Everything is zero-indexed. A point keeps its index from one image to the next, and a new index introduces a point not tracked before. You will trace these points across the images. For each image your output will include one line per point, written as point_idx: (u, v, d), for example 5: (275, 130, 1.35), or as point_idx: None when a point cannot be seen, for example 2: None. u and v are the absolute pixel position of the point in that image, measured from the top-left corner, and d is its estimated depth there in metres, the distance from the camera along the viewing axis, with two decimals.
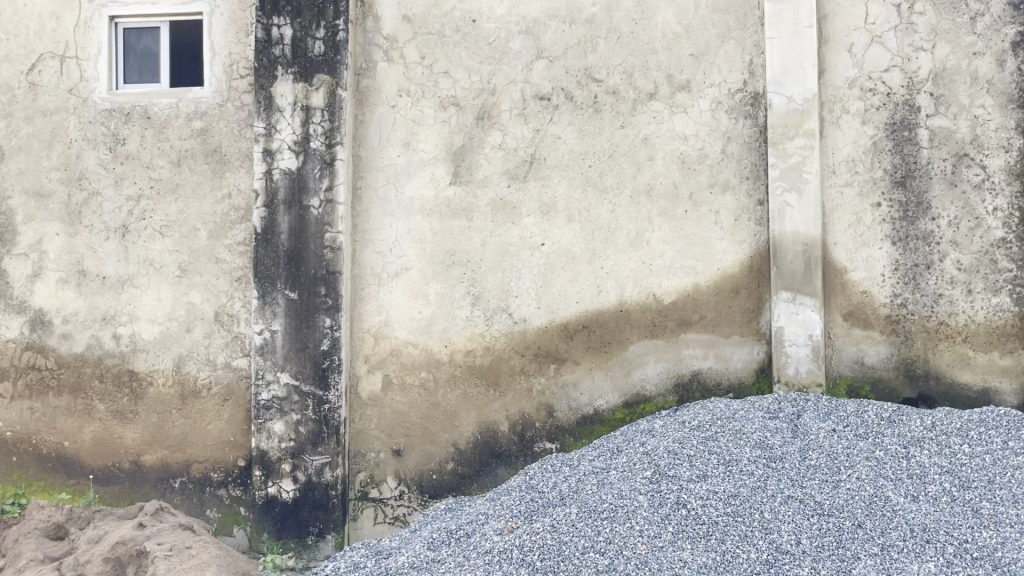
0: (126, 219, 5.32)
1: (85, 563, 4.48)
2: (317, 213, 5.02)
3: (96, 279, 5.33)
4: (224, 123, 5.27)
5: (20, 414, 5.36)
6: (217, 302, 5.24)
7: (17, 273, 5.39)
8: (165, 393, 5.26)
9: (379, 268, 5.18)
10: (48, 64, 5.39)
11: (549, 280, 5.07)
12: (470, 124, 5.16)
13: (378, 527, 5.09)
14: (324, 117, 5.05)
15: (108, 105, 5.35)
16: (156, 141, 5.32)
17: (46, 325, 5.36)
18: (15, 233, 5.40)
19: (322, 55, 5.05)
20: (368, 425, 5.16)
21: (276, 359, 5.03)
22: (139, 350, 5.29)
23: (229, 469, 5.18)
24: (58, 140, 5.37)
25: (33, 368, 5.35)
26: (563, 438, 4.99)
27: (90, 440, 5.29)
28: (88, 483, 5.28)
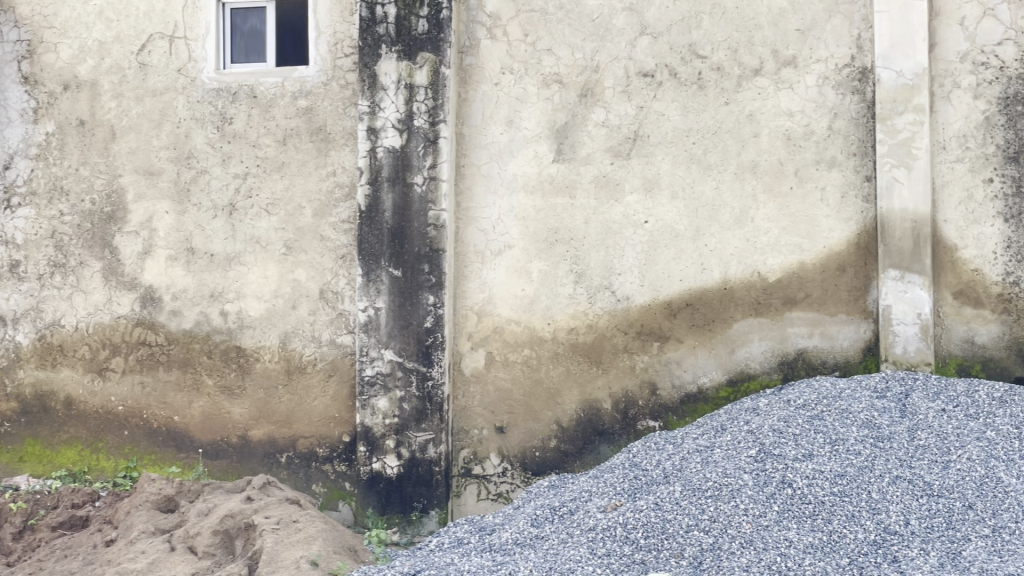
0: (233, 197, 5.39)
1: (195, 536, 4.65)
2: (421, 190, 5.04)
3: (204, 256, 5.41)
4: (329, 101, 5.31)
5: (131, 389, 5.46)
6: (322, 280, 5.29)
7: (129, 250, 5.49)
8: (272, 369, 5.33)
9: (482, 246, 5.21)
10: (157, 44, 5.47)
11: (653, 257, 5.05)
12: (573, 101, 5.15)
13: (481, 503, 5.14)
14: (427, 95, 5.07)
15: (215, 85, 5.42)
16: (262, 121, 5.37)
17: (157, 302, 5.45)
18: (126, 212, 5.50)
19: (425, 33, 5.07)
20: (471, 402, 5.20)
21: (380, 336, 5.08)
22: (246, 326, 5.36)
23: (335, 444, 5.23)
24: (167, 119, 5.46)
25: (143, 344, 5.45)
26: (666, 416, 4.98)
27: (199, 414, 5.38)
28: (198, 457, 5.38)
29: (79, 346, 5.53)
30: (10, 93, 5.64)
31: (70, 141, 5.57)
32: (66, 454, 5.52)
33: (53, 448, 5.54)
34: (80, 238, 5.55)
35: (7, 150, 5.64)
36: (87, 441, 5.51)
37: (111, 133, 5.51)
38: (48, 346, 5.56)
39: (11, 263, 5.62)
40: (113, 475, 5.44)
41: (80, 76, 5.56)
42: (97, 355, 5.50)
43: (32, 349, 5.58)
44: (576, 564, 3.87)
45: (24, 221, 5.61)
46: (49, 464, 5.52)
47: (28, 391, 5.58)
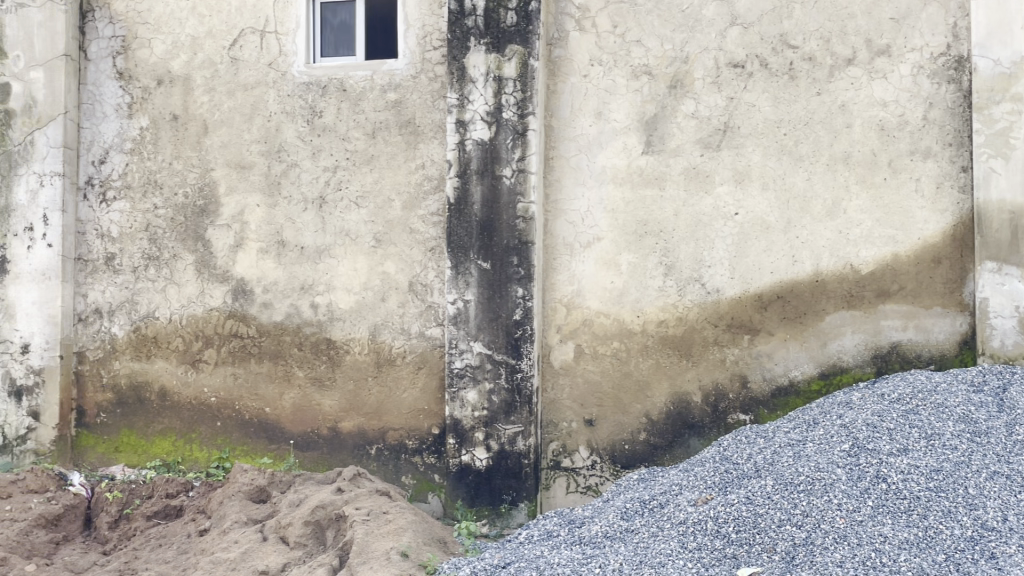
0: (322, 190, 5.42)
1: (287, 526, 4.70)
2: (510, 182, 5.05)
3: (295, 249, 5.45)
4: (418, 94, 5.33)
5: (224, 380, 5.53)
6: (411, 272, 5.31)
7: (221, 243, 5.55)
8: (362, 361, 5.36)
9: (571, 239, 5.20)
10: (249, 39, 5.52)
11: (743, 250, 5.00)
12: (663, 92, 5.11)
13: (570, 496, 5.15)
14: (516, 87, 5.06)
15: (305, 78, 5.45)
16: (351, 114, 5.40)
17: (248, 295, 5.50)
18: (218, 205, 5.55)
19: (514, 26, 5.06)
20: (560, 395, 5.20)
21: (470, 328, 5.09)
22: (337, 318, 5.39)
23: (424, 436, 5.25)
24: (258, 113, 5.50)
25: (235, 336, 5.51)
26: (756, 409, 4.94)
27: (290, 406, 5.43)
28: (289, 448, 5.42)
29: (172, 339, 5.59)
30: (105, 88, 5.72)
31: (163, 135, 5.63)
32: (160, 445, 5.60)
33: (147, 438, 5.62)
34: (173, 231, 5.61)
35: (103, 145, 5.72)
36: (180, 431, 5.58)
37: (204, 127, 5.57)
38: (142, 337, 5.64)
39: (106, 256, 5.70)
40: (206, 466, 5.52)
41: (173, 71, 5.62)
42: (190, 347, 5.57)
43: (127, 340, 5.66)
44: (667, 557, 3.89)
45: (119, 215, 5.69)
46: (144, 455, 5.61)
47: (123, 382, 5.66)
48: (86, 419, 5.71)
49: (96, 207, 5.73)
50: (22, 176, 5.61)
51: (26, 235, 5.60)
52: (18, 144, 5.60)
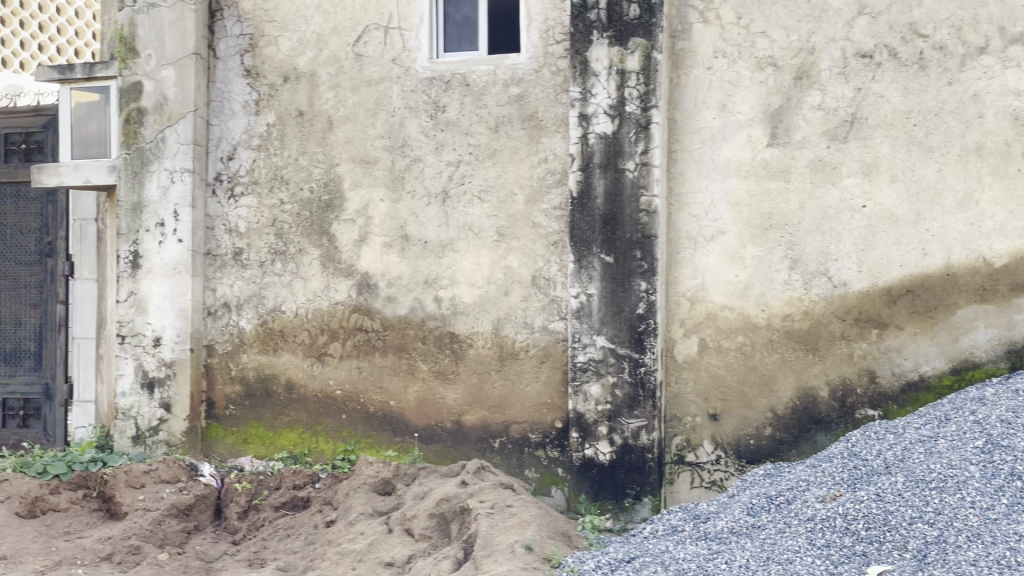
0: (446, 184, 5.45)
1: (412, 518, 4.77)
2: (633, 175, 5.03)
3: (419, 243, 5.48)
4: (541, 88, 5.30)
5: (349, 373, 5.59)
6: (534, 266, 5.29)
7: (345, 238, 5.60)
8: (485, 354, 5.38)
9: (695, 232, 5.16)
10: (373, 35, 5.56)
11: (871, 243, 4.90)
12: (789, 84, 5.03)
13: (694, 491, 5.14)
14: (639, 80, 5.03)
15: (429, 74, 5.48)
16: (474, 108, 5.41)
17: (373, 289, 5.55)
18: (343, 200, 5.61)
19: (637, 18, 5.04)
20: (684, 388, 5.17)
21: (593, 322, 5.10)
22: (460, 312, 5.42)
23: (547, 430, 5.26)
24: (382, 109, 5.55)
25: (360, 330, 5.57)
26: (885, 405, 4.87)
27: (414, 400, 5.48)
28: (413, 441, 5.47)
29: (299, 332, 5.67)
30: (233, 86, 5.81)
31: (289, 132, 5.71)
32: (287, 436, 5.68)
33: (275, 430, 5.71)
34: (299, 225, 5.69)
35: (231, 142, 5.81)
36: (307, 424, 5.66)
37: (329, 123, 5.63)
38: (269, 331, 5.72)
39: (235, 251, 5.79)
40: (332, 457, 5.59)
41: (299, 68, 5.69)
42: (316, 341, 5.64)
43: (254, 334, 5.75)
44: (795, 554, 3.85)
45: (247, 210, 5.78)
46: (272, 446, 5.70)
47: (251, 374, 5.75)
48: (215, 412, 5.81)
49: (225, 203, 5.82)
50: (153, 173, 5.72)
51: (157, 230, 5.71)
52: (151, 141, 5.72)
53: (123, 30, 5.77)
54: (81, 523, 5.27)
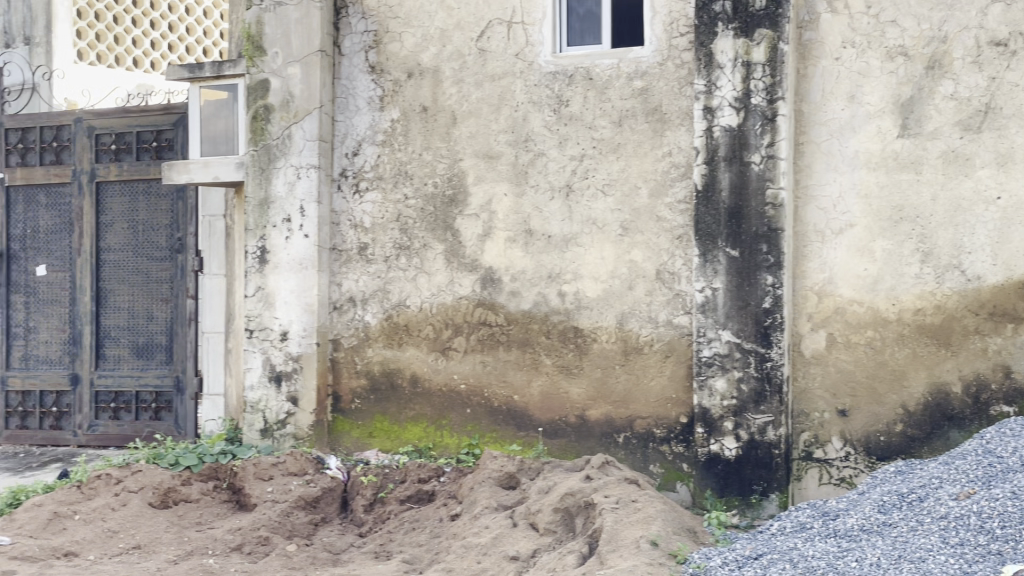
0: (569, 178, 5.42)
1: (537, 513, 4.78)
2: (759, 168, 4.97)
3: (542, 238, 5.47)
4: (665, 81, 5.27)
5: (473, 367, 5.61)
6: (659, 260, 5.26)
7: (469, 233, 5.62)
8: (610, 349, 5.36)
9: (823, 225, 5.08)
10: (496, 30, 5.57)
11: (1007, 235, 4.78)
12: (920, 74, 4.93)
13: (823, 488, 5.07)
14: (765, 72, 4.97)
15: (552, 68, 5.47)
16: (598, 102, 5.39)
17: (497, 283, 5.56)
18: (467, 194, 5.63)
19: (763, 9, 4.97)
20: (811, 383, 5.10)
21: (718, 317, 5.05)
22: (584, 306, 5.40)
23: (672, 425, 5.23)
24: (506, 103, 5.55)
25: (484, 324, 5.58)
26: (1021, 401, 4.76)
27: (538, 394, 5.48)
28: (537, 436, 5.48)
29: (423, 326, 5.70)
30: (358, 82, 5.85)
31: (414, 127, 5.74)
32: (412, 430, 5.73)
33: (400, 424, 5.76)
34: (424, 221, 5.71)
35: (356, 138, 5.86)
36: (431, 418, 5.69)
37: (452, 118, 5.65)
38: (395, 325, 5.76)
39: (360, 246, 5.84)
40: (456, 452, 5.62)
41: (423, 63, 5.72)
42: (440, 335, 5.67)
43: (380, 328, 5.79)
44: (928, 552, 3.79)
45: (371, 206, 5.82)
46: (397, 440, 5.75)
47: (377, 368, 5.80)
48: (341, 405, 5.87)
49: (350, 198, 5.87)
50: (280, 169, 5.79)
51: (284, 226, 5.78)
52: (277, 138, 5.78)
53: (250, 29, 5.86)
54: (212, 514, 5.37)
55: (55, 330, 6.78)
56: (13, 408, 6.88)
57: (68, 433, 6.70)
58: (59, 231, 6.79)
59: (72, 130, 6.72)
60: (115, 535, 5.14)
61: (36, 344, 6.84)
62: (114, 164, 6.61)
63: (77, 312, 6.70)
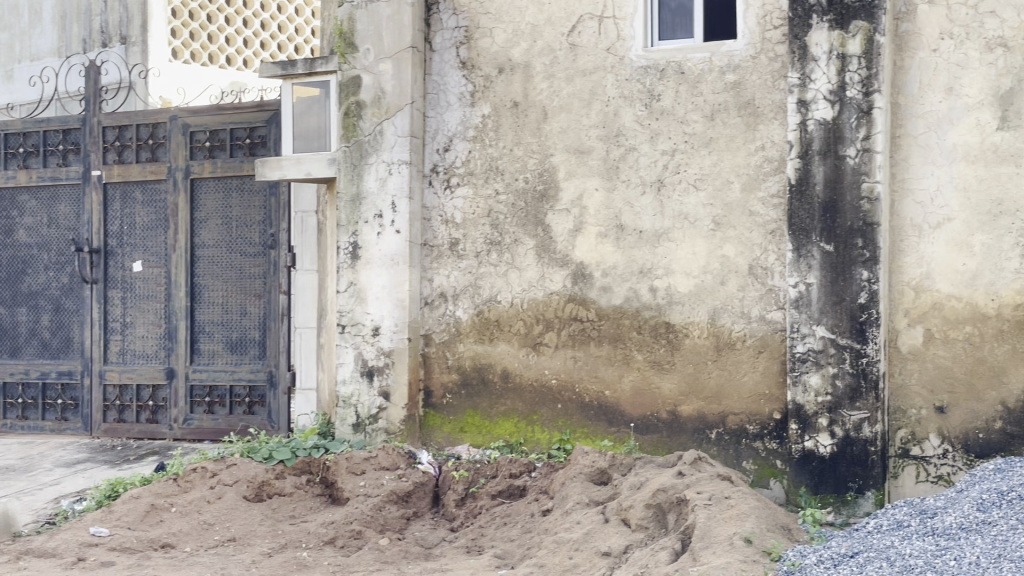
0: (661, 173, 5.40)
1: (628, 508, 4.77)
2: (854, 162, 4.91)
3: (634, 233, 5.45)
4: (758, 75, 5.22)
5: (565, 363, 5.60)
6: (752, 255, 5.21)
7: (560, 228, 5.61)
8: (702, 344, 5.32)
9: (920, 220, 5.01)
10: (587, 25, 5.55)
11: None
12: (1019, 65, 4.84)
13: (920, 486, 5.00)
14: (861, 64, 4.91)
15: (644, 62, 5.44)
16: (690, 96, 5.35)
17: (588, 278, 5.55)
18: (558, 190, 5.62)
19: (859, 1, 4.91)
20: (908, 379, 5.04)
21: (812, 312, 5.00)
22: (676, 302, 5.37)
23: (765, 421, 5.18)
24: (597, 98, 5.53)
25: (576, 319, 5.57)
26: None
27: (629, 389, 5.46)
28: (629, 431, 5.46)
29: (514, 322, 5.70)
30: (449, 78, 5.87)
31: (505, 123, 5.74)
32: (504, 426, 5.73)
33: (491, 419, 5.76)
34: (515, 216, 5.72)
35: (447, 133, 5.87)
36: (523, 413, 5.69)
37: (543, 114, 5.65)
38: (486, 321, 5.76)
39: (451, 242, 5.85)
40: (547, 447, 5.61)
41: (514, 59, 5.72)
42: (531, 331, 5.67)
43: (470, 324, 5.80)
44: None
45: (462, 201, 5.83)
46: (488, 435, 5.76)
47: (468, 364, 5.81)
48: (433, 400, 5.90)
49: (441, 193, 5.89)
50: (372, 165, 5.82)
51: (376, 221, 5.81)
52: (370, 133, 5.82)
53: (343, 25, 5.91)
54: (305, 507, 5.42)
55: (150, 325, 6.87)
56: (110, 402, 6.97)
57: (164, 427, 6.79)
58: (155, 227, 6.88)
59: (167, 128, 6.81)
60: (210, 528, 5.23)
61: (132, 338, 6.93)
62: (209, 161, 6.70)
63: (172, 307, 6.79)
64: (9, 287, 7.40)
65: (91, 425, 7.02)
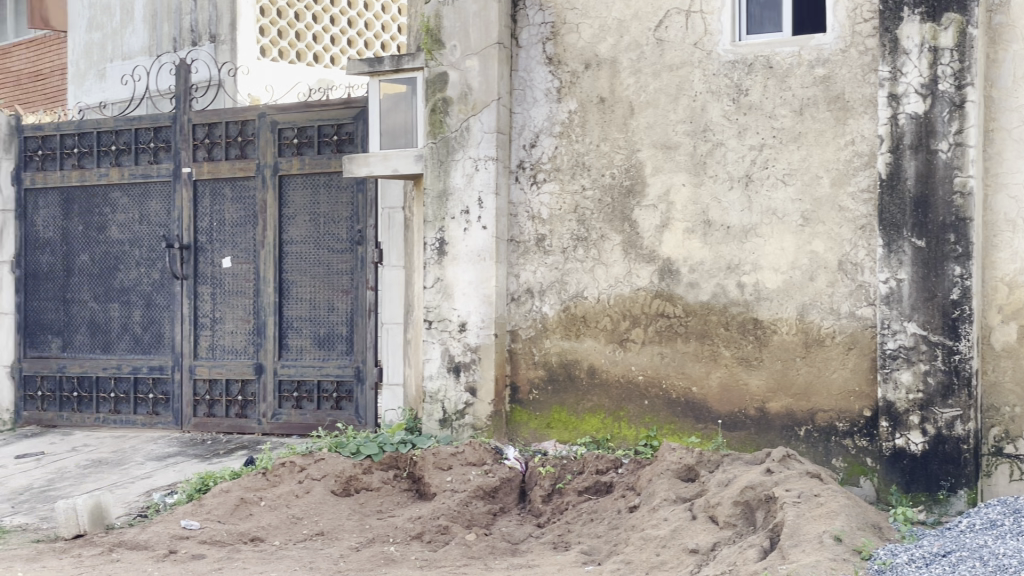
0: (749, 168, 5.36)
1: (716, 505, 4.74)
2: (946, 156, 4.84)
3: (721, 229, 5.41)
4: (848, 69, 5.16)
5: (651, 359, 5.58)
6: (841, 251, 5.15)
7: (647, 224, 5.59)
8: (791, 341, 5.28)
9: (1014, 215, 4.92)
10: (674, 20, 5.53)
11: None
12: None
13: (1014, 485, 4.92)
14: (953, 57, 4.84)
15: (731, 57, 5.41)
16: (778, 91, 5.31)
17: (675, 274, 5.52)
18: (644, 185, 5.59)
19: None
20: (1001, 377, 4.96)
21: (903, 308, 4.95)
22: (764, 298, 5.33)
23: (855, 419, 5.13)
24: (684, 93, 5.50)
25: (663, 315, 5.55)
26: None
27: (717, 386, 5.43)
28: (716, 428, 5.42)
29: (601, 318, 5.69)
30: (536, 74, 5.87)
31: (592, 118, 5.73)
32: (590, 422, 5.72)
33: (577, 415, 5.76)
34: (601, 212, 5.70)
35: (534, 130, 5.87)
36: (609, 409, 5.68)
37: (630, 109, 5.63)
38: (572, 317, 5.76)
39: (538, 238, 5.86)
40: (634, 443, 5.60)
41: (600, 54, 5.71)
42: (618, 327, 5.66)
43: (557, 320, 5.80)
44: None
45: (548, 197, 5.83)
46: (575, 431, 5.76)
47: (554, 360, 5.81)
48: (519, 396, 5.89)
49: (527, 189, 5.89)
50: (458, 161, 5.84)
51: (462, 218, 5.84)
52: (455, 130, 5.84)
53: (429, 22, 5.94)
54: (392, 502, 5.44)
55: (239, 321, 6.95)
56: (200, 397, 7.06)
57: (253, 422, 6.86)
58: (244, 223, 6.96)
59: (255, 125, 6.89)
60: (299, 522, 5.28)
61: (222, 334, 7.01)
62: (297, 158, 6.76)
63: (260, 303, 6.85)
64: (102, 282, 7.51)
65: (181, 419, 7.11)
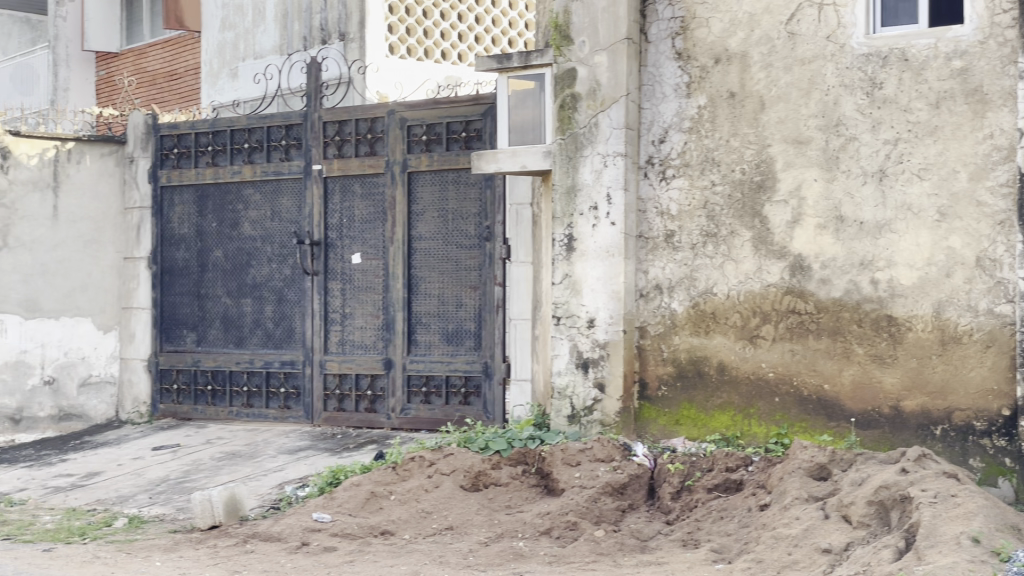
0: (883, 162, 5.26)
1: (850, 504, 4.67)
2: None
3: (854, 224, 5.33)
4: (987, 60, 5.04)
5: (782, 355, 5.53)
6: (979, 247, 5.04)
7: (778, 220, 5.53)
8: (926, 338, 5.17)
9: None
10: (806, 13, 5.46)
11: None
12: None
13: None
14: None
15: (865, 50, 5.33)
16: (914, 84, 5.21)
17: (807, 271, 5.46)
18: (775, 180, 5.54)
19: None
20: None
21: None
22: (898, 295, 5.23)
23: (993, 418, 5.02)
24: (816, 88, 5.43)
25: (794, 312, 5.49)
26: None
27: (849, 383, 5.36)
28: (849, 426, 5.35)
29: (731, 314, 5.65)
30: (665, 69, 5.85)
31: (722, 113, 5.69)
32: (720, 419, 5.68)
33: (707, 412, 5.72)
34: (731, 208, 5.66)
35: (663, 125, 5.85)
36: (739, 406, 5.64)
37: (761, 103, 5.58)
38: (702, 313, 5.73)
39: (667, 233, 5.83)
40: (765, 441, 5.54)
41: (731, 48, 5.66)
42: (748, 324, 5.61)
43: (686, 316, 5.77)
44: None
45: (678, 192, 5.81)
46: (704, 428, 5.72)
47: (683, 356, 5.78)
48: (648, 392, 5.87)
49: (657, 185, 5.88)
50: (587, 157, 5.84)
51: (591, 214, 5.84)
52: (584, 126, 5.84)
53: (558, 18, 5.95)
54: (520, 497, 5.45)
55: (368, 316, 7.02)
56: (330, 391, 7.14)
57: (382, 416, 6.93)
58: (372, 220, 7.03)
59: (385, 122, 6.96)
60: (428, 516, 5.32)
61: (351, 329, 7.08)
62: (425, 155, 6.82)
63: (389, 299, 6.92)
64: (235, 278, 7.63)
65: (312, 413, 7.20)
